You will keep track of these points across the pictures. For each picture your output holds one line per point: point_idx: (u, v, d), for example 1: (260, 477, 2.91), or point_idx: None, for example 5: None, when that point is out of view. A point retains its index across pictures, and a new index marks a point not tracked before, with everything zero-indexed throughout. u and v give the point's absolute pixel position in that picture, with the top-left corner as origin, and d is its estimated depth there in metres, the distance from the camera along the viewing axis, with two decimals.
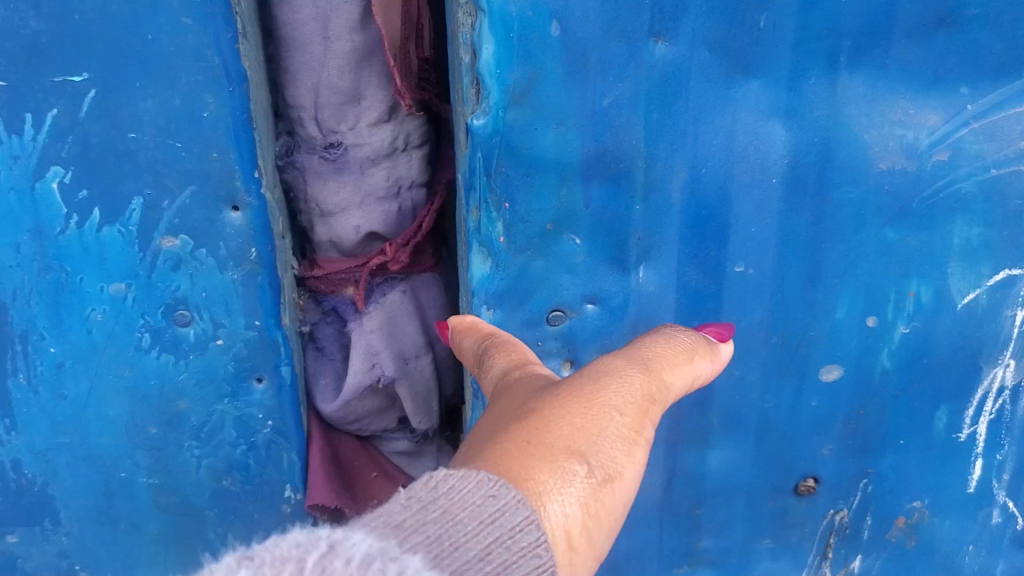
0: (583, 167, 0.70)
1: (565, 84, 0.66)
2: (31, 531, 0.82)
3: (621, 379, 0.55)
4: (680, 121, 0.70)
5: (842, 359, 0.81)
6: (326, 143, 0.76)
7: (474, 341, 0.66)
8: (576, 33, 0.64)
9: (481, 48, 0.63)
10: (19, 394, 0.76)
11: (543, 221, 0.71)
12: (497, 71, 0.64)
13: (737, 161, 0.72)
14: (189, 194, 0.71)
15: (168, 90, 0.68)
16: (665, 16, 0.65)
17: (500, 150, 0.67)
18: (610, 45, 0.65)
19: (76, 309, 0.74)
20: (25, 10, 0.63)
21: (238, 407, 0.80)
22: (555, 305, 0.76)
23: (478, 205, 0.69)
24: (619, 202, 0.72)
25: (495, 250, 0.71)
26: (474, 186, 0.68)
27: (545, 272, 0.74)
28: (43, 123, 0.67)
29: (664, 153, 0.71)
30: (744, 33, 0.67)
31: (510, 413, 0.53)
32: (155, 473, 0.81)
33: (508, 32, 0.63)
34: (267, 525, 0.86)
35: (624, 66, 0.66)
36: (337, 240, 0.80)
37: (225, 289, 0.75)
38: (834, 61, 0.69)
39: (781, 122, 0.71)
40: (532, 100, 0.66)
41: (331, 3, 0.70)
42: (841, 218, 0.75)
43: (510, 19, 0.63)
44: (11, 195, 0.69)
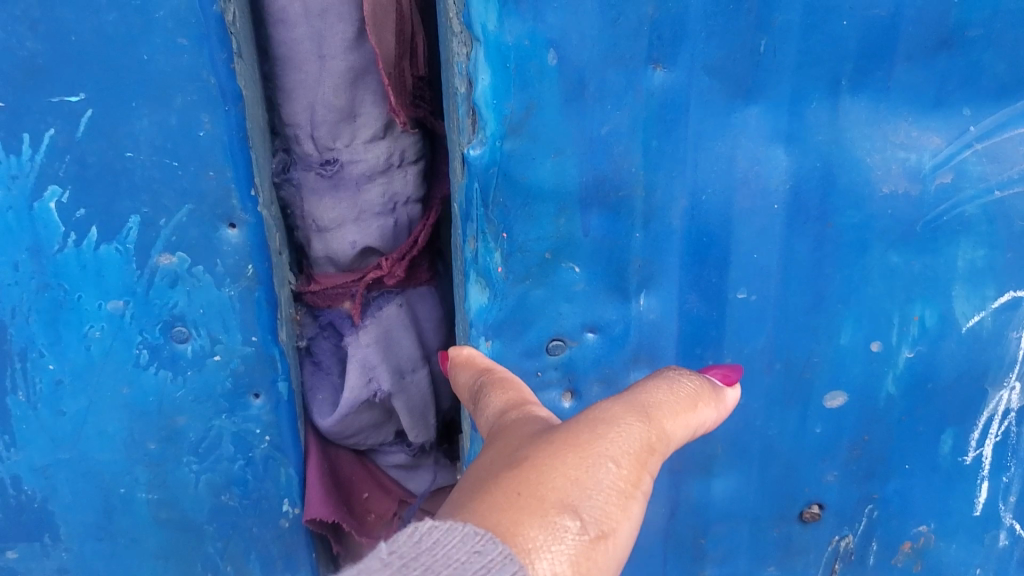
0: (581, 196, 0.69)
1: (564, 114, 0.65)
2: (31, 546, 0.83)
3: (623, 426, 0.47)
4: (679, 148, 0.69)
5: (847, 386, 0.80)
6: (322, 160, 0.76)
7: (469, 377, 0.61)
8: (573, 61, 0.64)
9: (477, 78, 0.62)
10: (19, 411, 0.77)
11: (542, 250, 0.70)
12: (493, 102, 0.63)
13: (737, 188, 0.71)
14: (186, 212, 0.72)
15: (164, 109, 0.68)
16: (664, 43, 0.65)
17: (498, 179, 0.66)
18: (608, 72, 0.64)
19: (75, 326, 0.75)
20: (23, 32, 0.64)
21: (235, 422, 0.81)
22: (555, 334, 0.75)
23: (474, 235, 0.69)
24: (618, 230, 0.71)
25: (493, 280, 0.70)
26: (472, 217, 0.68)
27: (545, 300, 0.73)
28: (40, 143, 0.68)
29: (663, 180, 0.70)
30: (744, 57, 0.66)
31: (495, 461, 0.47)
32: (154, 489, 0.82)
33: (505, 62, 0.62)
34: (266, 539, 0.86)
35: (622, 94, 0.66)
36: (333, 255, 0.80)
37: (223, 306, 0.76)
38: (836, 85, 0.68)
39: (782, 147, 0.70)
40: (530, 129, 0.65)
41: (326, 22, 0.71)
42: (846, 243, 0.74)
43: (506, 49, 0.62)
44: (10, 214, 0.70)
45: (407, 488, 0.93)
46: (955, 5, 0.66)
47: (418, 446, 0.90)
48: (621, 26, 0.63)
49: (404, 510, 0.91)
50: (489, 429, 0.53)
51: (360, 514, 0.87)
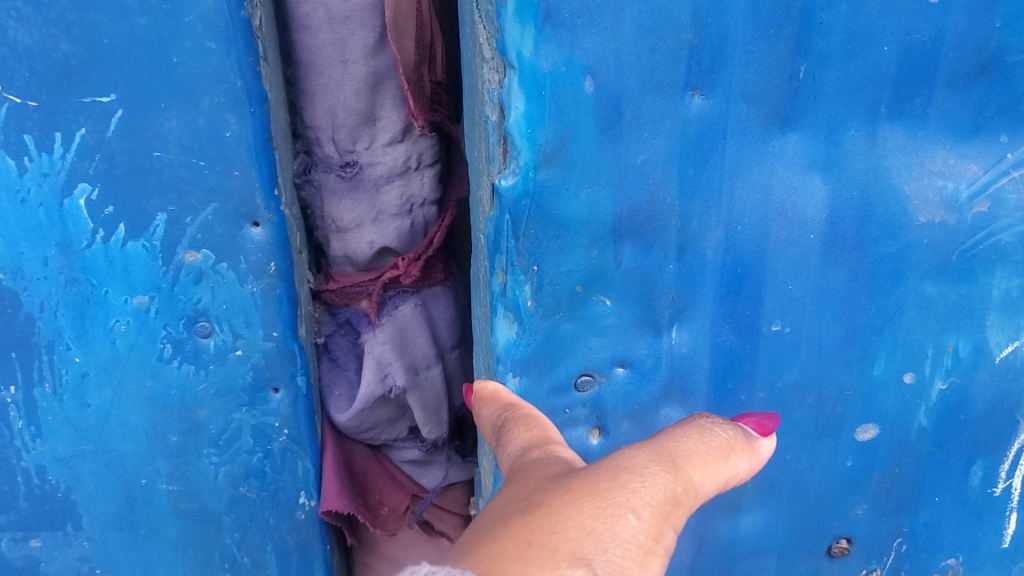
0: (615, 229, 0.69)
1: (600, 142, 0.65)
2: (54, 535, 0.85)
3: (645, 475, 0.44)
4: (715, 176, 0.69)
5: (879, 419, 0.81)
6: (342, 162, 0.79)
7: (492, 412, 0.60)
8: (610, 88, 0.64)
9: (511, 105, 0.63)
10: (45, 403, 0.79)
11: (573, 283, 0.71)
12: (527, 130, 0.64)
13: (773, 218, 0.71)
14: (211, 211, 0.74)
15: (192, 110, 0.71)
16: (702, 69, 0.64)
17: (530, 212, 0.67)
18: (645, 99, 0.65)
19: (101, 320, 0.77)
20: (57, 34, 0.67)
21: (255, 416, 0.83)
22: (584, 369, 0.75)
23: (503, 268, 0.70)
24: (652, 261, 0.71)
25: (522, 314, 0.71)
26: (502, 248, 0.68)
27: (574, 333, 0.73)
28: (71, 142, 0.70)
29: (699, 211, 0.70)
30: (783, 84, 0.66)
31: (510, 505, 0.45)
32: (175, 480, 0.84)
33: (540, 89, 0.63)
34: (282, 530, 0.88)
35: (660, 121, 0.66)
36: (352, 255, 0.83)
37: (245, 302, 0.78)
38: (874, 113, 0.68)
39: (819, 175, 0.70)
40: (564, 159, 0.65)
41: (349, 27, 0.73)
42: (882, 273, 0.75)
43: (542, 76, 0.62)
44: (41, 211, 0.72)
45: (420, 483, 0.94)
46: (995, 30, 0.66)
47: (432, 441, 0.92)
48: (661, 52, 0.63)
49: (417, 505, 0.93)
50: (510, 468, 0.52)
51: (373, 507, 0.89)
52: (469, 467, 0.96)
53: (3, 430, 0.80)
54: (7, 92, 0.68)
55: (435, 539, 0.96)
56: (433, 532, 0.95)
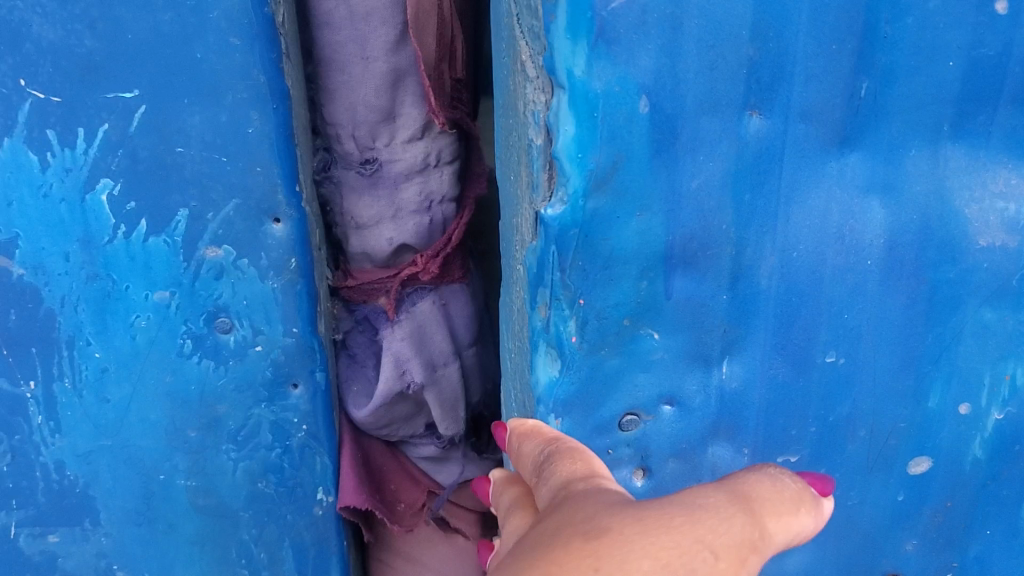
0: (667, 258, 0.65)
1: (653, 165, 0.61)
2: (71, 531, 0.85)
3: (721, 514, 0.42)
4: (772, 200, 0.65)
5: (932, 451, 0.79)
6: (362, 159, 0.79)
7: (534, 447, 0.56)
8: (666, 109, 0.59)
9: (561, 128, 0.58)
10: (64, 398, 0.80)
11: (620, 316, 0.66)
12: (577, 155, 0.59)
13: (830, 244, 0.68)
14: (232, 206, 0.75)
15: (215, 106, 0.71)
16: (762, 87, 0.60)
17: (578, 243, 0.62)
18: (701, 120, 0.60)
19: (121, 315, 0.77)
20: (81, 29, 0.67)
21: (273, 411, 0.83)
22: (628, 408, 0.71)
23: (546, 302, 0.65)
24: (704, 291, 0.67)
25: (565, 351, 0.66)
26: (545, 281, 0.64)
27: (619, 369, 0.69)
28: (94, 137, 0.71)
29: (754, 238, 0.66)
30: (842, 103, 0.62)
31: (563, 526, 0.42)
32: (193, 475, 0.84)
33: (592, 111, 0.57)
34: (300, 526, 0.89)
35: (716, 143, 0.61)
36: (370, 252, 0.83)
37: (265, 298, 0.78)
38: (937, 131, 0.65)
39: (878, 198, 0.67)
40: (616, 184, 0.61)
41: (370, 24, 0.73)
42: (941, 299, 0.72)
43: (595, 97, 0.57)
44: (63, 207, 0.73)
45: (436, 480, 0.94)
46: None
47: (448, 438, 0.91)
48: (720, 70, 0.59)
49: (433, 502, 0.93)
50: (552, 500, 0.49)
51: (390, 503, 0.89)
52: (485, 465, 0.96)
53: (21, 425, 0.80)
54: (30, 87, 0.68)
55: (450, 537, 0.96)
56: (448, 529, 0.95)
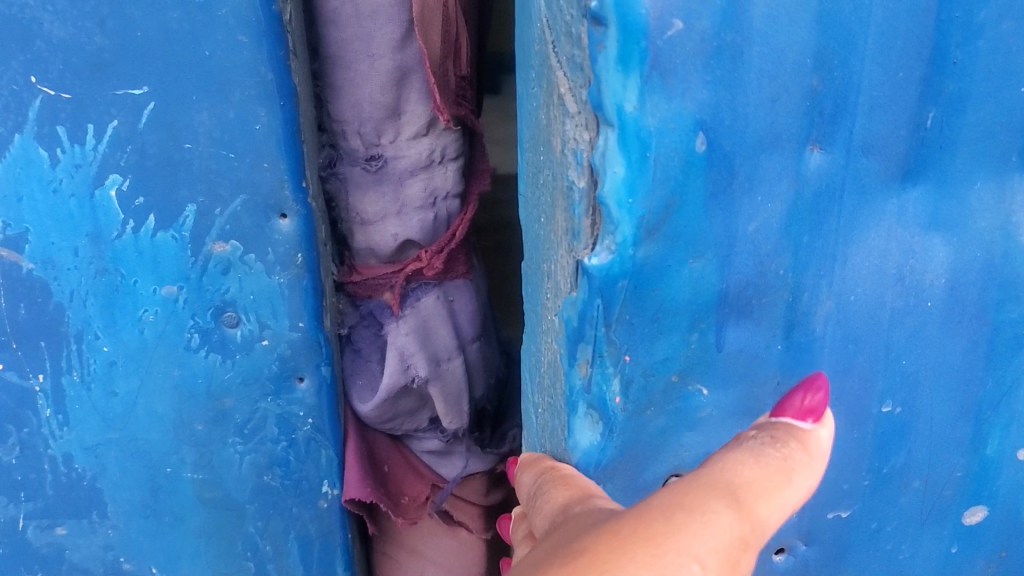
0: (719, 307, 0.58)
1: (707, 209, 0.53)
2: (79, 523, 0.86)
3: (708, 516, 0.42)
4: (830, 242, 0.58)
5: (988, 500, 0.74)
6: (367, 155, 0.80)
7: (532, 477, 0.59)
8: (724, 146, 0.52)
9: (610, 170, 0.51)
10: (72, 391, 0.81)
11: (668, 373, 0.59)
12: (628, 200, 0.51)
13: (891, 285, 0.61)
14: (240, 202, 0.75)
15: (223, 103, 0.72)
16: (825, 120, 0.53)
17: (626, 294, 0.55)
18: (761, 157, 0.53)
19: (130, 309, 0.78)
20: (91, 27, 0.68)
21: (280, 405, 0.84)
22: (673, 469, 0.64)
23: (587, 358, 0.58)
24: (758, 342, 0.60)
25: (608, 414, 0.60)
26: (587, 336, 0.57)
27: (664, 429, 0.62)
28: (103, 134, 0.71)
29: (811, 282, 0.59)
30: (907, 134, 0.55)
31: (551, 551, 0.43)
32: (199, 469, 0.85)
33: (645, 151, 0.50)
34: (305, 518, 0.89)
35: (776, 181, 0.54)
36: (375, 247, 0.84)
37: (272, 292, 0.79)
38: (1004, 163, 0.59)
39: (940, 235, 0.60)
40: (669, 231, 0.53)
41: (376, 22, 0.74)
42: (1002, 341, 0.66)
43: (648, 135, 0.50)
44: (72, 202, 0.73)
45: (440, 472, 0.95)
46: None
47: (452, 432, 0.92)
48: (783, 104, 0.51)
49: (436, 494, 0.94)
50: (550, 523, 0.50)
51: (394, 495, 0.90)
52: (488, 458, 0.96)
53: (30, 418, 0.81)
54: (41, 84, 0.69)
55: (454, 529, 0.97)
56: (452, 522, 0.97)
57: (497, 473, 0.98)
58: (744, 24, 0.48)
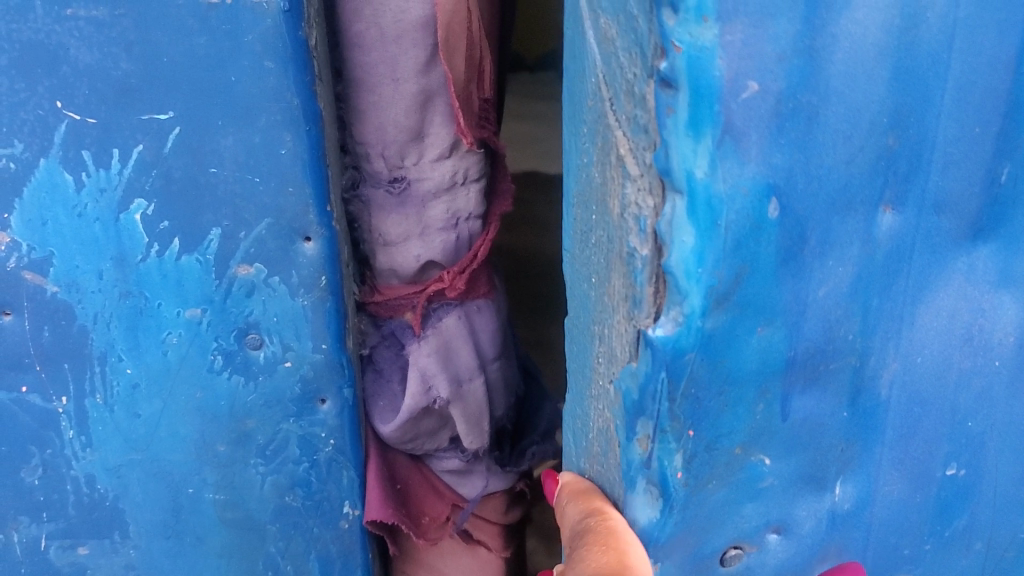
0: (786, 375, 0.54)
1: (777, 276, 0.50)
2: (100, 543, 0.86)
3: None
4: (898, 306, 0.56)
5: None
6: (391, 177, 0.80)
7: (576, 515, 0.58)
8: (798, 210, 0.49)
9: (677, 239, 0.47)
10: (96, 413, 0.81)
11: (732, 445, 0.55)
12: (696, 269, 0.47)
13: (959, 347, 0.60)
14: (265, 226, 0.75)
15: (249, 128, 0.71)
16: (899, 180, 0.51)
17: (694, 367, 0.51)
18: (834, 221, 0.50)
19: (153, 332, 0.78)
20: (118, 53, 0.68)
21: (302, 426, 0.83)
22: (733, 542, 0.60)
23: (648, 433, 0.53)
24: (825, 410, 0.57)
25: (670, 489, 0.55)
26: (648, 411, 0.52)
27: (726, 503, 0.58)
28: (129, 158, 0.72)
29: (879, 345, 0.57)
30: (979, 191, 0.55)
31: None
32: (221, 489, 0.85)
33: (715, 219, 0.46)
34: (326, 538, 0.89)
35: (847, 246, 0.51)
36: (397, 268, 0.83)
37: (296, 315, 0.79)
38: None
39: (1010, 294, 0.60)
40: (739, 299, 0.50)
41: (401, 46, 0.73)
42: None
43: (718, 202, 0.46)
44: (97, 226, 0.74)
45: (461, 491, 0.95)
46: None
47: (472, 452, 0.92)
48: (858, 164, 0.49)
49: (458, 515, 0.94)
50: None
51: (416, 516, 0.90)
52: (509, 477, 0.96)
53: (53, 440, 0.81)
54: (67, 108, 0.70)
55: (473, 548, 0.97)
56: (472, 541, 0.97)
57: (517, 491, 0.98)
58: (822, 84, 0.46)
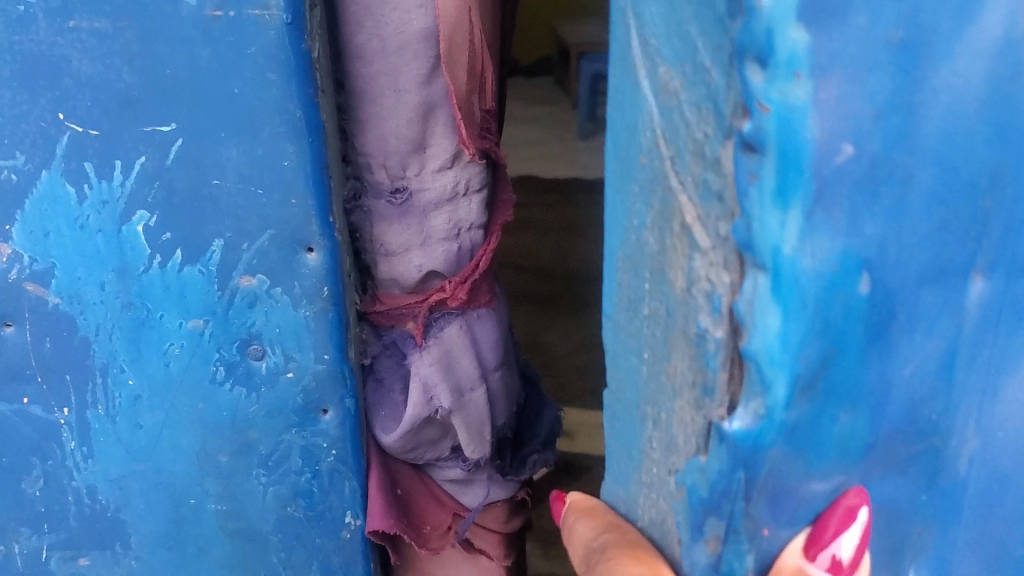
0: (866, 462, 0.46)
1: (865, 355, 0.44)
2: (102, 554, 0.86)
3: None
4: (983, 374, 0.48)
5: None
6: (392, 188, 0.80)
7: (588, 531, 0.60)
8: (889, 283, 0.42)
9: (760, 321, 0.41)
10: (98, 424, 0.81)
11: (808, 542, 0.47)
12: (783, 355, 0.41)
13: None
14: (267, 237, 0.75)
15: (252, 140, 0.71)
16: (990, 245, 0.44)
17: (774, 461, 0.44)
18: (922, 293, 0.44)
19: (156, 343, 0.78)
20: (120, 65, 0.68)
21: (304, 437, 0.83)
22: None
23: (718, 534, 0.46)
24: (902, 496, 0.49)
25: None
26: (720, 511, 0.46)
27: None
28: (131, 170, 0.72)
29: (960, 423, 0.49)
30: None
31: None
32: (223, 500, 0.85)
33: (803, 299, 0.40)
34: (329, 549, 0.87)
35: (936, 319, 0.45)
36: (399, 278, 0.83)
37: (298, 325, 0.78)
38: None
39: None
40: (824, 385, 0.43)
41: (404, 58, 0.73)
42: None
43: (806, 280, 0.40)
44: (99, 237, 0.74)
45: (462, 501, 0.94)
46: None
47: (474, 461, 0.91)
48: (952, 227, 0.43)
49: (459, 524, 0.93)
50: None
51: (418, 525, 0.89)
52: (510, 485, 0.96)
53: (54, 451, 0.82)
54: (69, 121, 0.70)
55: (474, 557, 0.97)
56: (473, 549, 0.96)
57: (517, 499, 0.99)
58: (916, 143, 0.40)
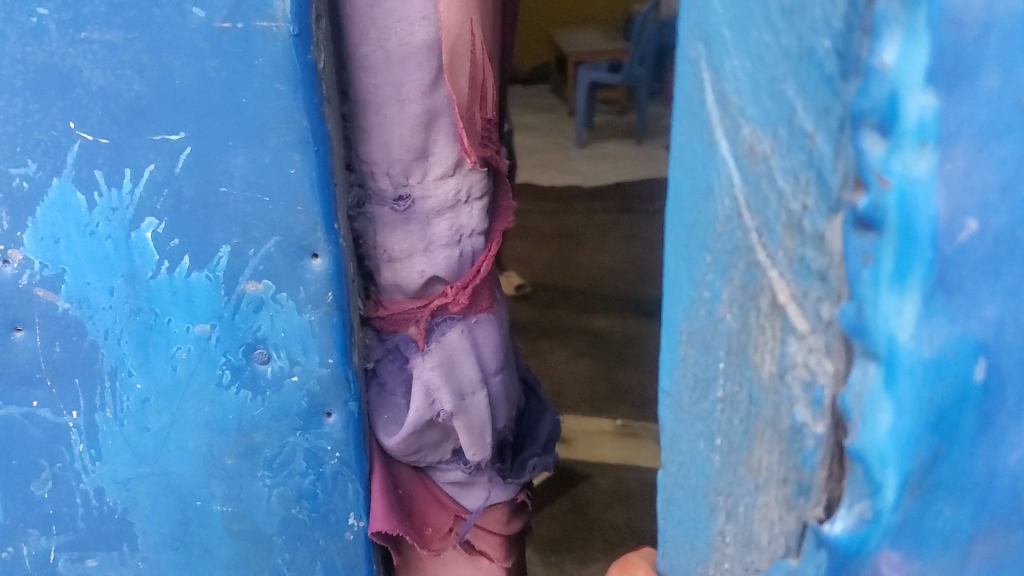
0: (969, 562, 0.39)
1: (975, 445, 0.37)
2: (109, 555, 0.87)
3: None
4: None
5: None
6: (396, 195, 0.81)
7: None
8: (1006, 370, 0.36)
9: (873, 417, 0.36)
10: (106, 427, 0.82)
11: None
12: (896, 454, 0.36)
13: None
14: (273, 243, 0.76)
15: (259, 148, 0.73)
16: None
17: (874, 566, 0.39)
18: None
19: (163, 347, 0.80)
20: (130, 75, 0.70)
21: (309, 439, 0.84)
22: None
23: None
24: None
25: None
26: None
27: None
28: (140, 177, 0.74)
29: None
30: None
31: None
32: (229, 502, 0.86)
33: (922, 392, 0.35)
34: (332, 550, 0.88)
35: None
36: (402, 284, 0.85)
37: (303, 330, 0.79)
38: None
39: None
40: (932, 481, 0.37)
41: (407, 69, 0.75)
42: None
43: (925, 374, 0.35)
44: (109, 243, 0.76)
45: (463, 504, 0.96)
46: None
47: (474, 464, 0.92)
48: None
49: (459, 526, 0.94)
50: None
51: (419, 527, 0.90)
52: (510, 488, 0.97)
53: (63, 453, 0.83)
54: (80, 129, 0.72)
55: (474, 558, 0.98)
56: (474, 552, 0.97)
57: (518, 501, 1.00)
58: None
